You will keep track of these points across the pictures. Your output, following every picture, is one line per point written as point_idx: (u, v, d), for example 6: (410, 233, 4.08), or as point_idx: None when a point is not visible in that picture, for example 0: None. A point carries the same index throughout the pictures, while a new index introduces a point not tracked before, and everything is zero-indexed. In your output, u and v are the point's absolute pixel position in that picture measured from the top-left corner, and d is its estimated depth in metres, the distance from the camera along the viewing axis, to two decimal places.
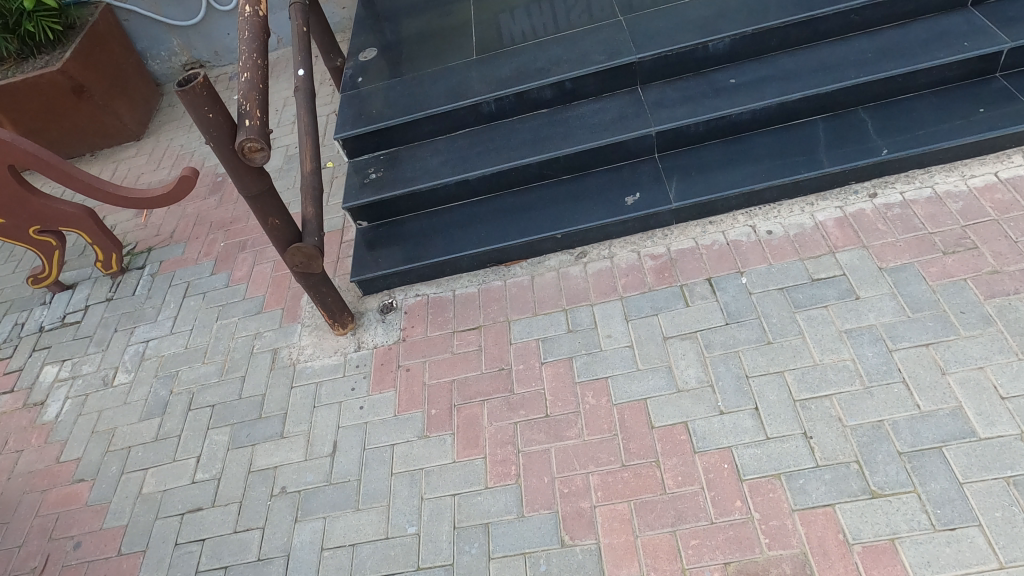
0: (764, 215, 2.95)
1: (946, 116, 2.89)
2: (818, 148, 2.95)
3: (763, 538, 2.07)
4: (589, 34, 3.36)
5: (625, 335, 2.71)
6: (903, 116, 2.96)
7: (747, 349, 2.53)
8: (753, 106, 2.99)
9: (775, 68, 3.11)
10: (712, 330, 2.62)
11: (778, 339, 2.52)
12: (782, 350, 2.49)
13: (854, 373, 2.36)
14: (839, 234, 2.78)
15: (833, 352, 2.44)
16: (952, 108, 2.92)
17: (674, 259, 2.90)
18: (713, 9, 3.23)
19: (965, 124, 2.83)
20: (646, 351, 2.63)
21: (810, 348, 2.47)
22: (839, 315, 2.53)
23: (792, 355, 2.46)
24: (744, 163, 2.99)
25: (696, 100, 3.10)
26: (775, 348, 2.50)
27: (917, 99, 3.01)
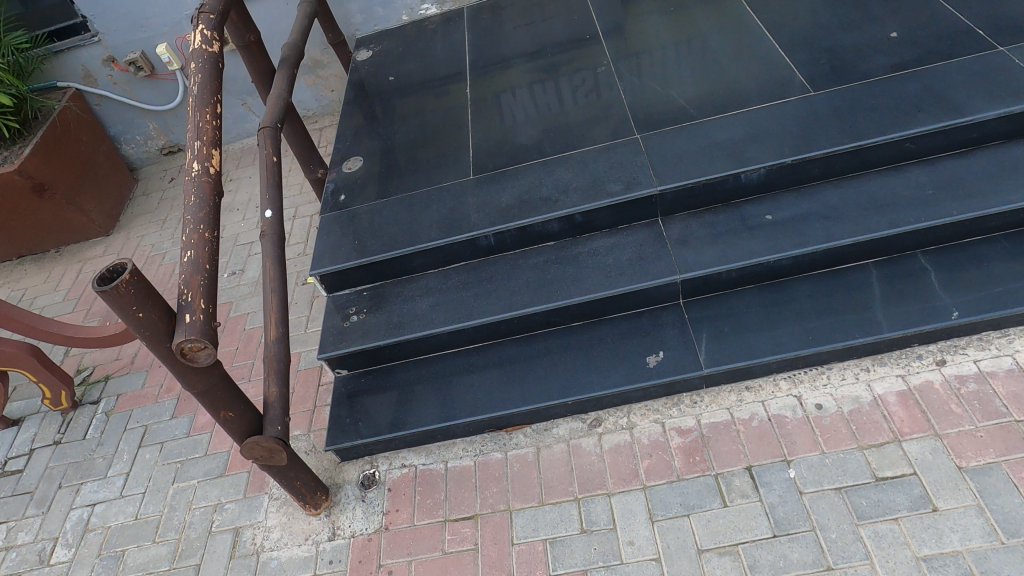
0: (811, 383, 2.51)
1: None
2: (872, 303, 2.52)
3: None
4: (601, 156, 2.95)
5: (650, 544, 2.24)
6: (973, 265, 2.53)
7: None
8: (795, 251, 2.57)
9: (819, 203, 2.69)
10: (756, 544, 2.16)
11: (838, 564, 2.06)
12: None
13: None
14: (905, 417, 2.33)
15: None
16: None
17: (705, 437, 2.46)
18: (744, 130, 2.82)
19: None
20: (676, 569, 2.17)
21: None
22: (913, 534, 2.07)
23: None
24: (786, 320, 2.56)
25: (728, 240, 2.67)
26: None
27: (988, 242, 2.58)
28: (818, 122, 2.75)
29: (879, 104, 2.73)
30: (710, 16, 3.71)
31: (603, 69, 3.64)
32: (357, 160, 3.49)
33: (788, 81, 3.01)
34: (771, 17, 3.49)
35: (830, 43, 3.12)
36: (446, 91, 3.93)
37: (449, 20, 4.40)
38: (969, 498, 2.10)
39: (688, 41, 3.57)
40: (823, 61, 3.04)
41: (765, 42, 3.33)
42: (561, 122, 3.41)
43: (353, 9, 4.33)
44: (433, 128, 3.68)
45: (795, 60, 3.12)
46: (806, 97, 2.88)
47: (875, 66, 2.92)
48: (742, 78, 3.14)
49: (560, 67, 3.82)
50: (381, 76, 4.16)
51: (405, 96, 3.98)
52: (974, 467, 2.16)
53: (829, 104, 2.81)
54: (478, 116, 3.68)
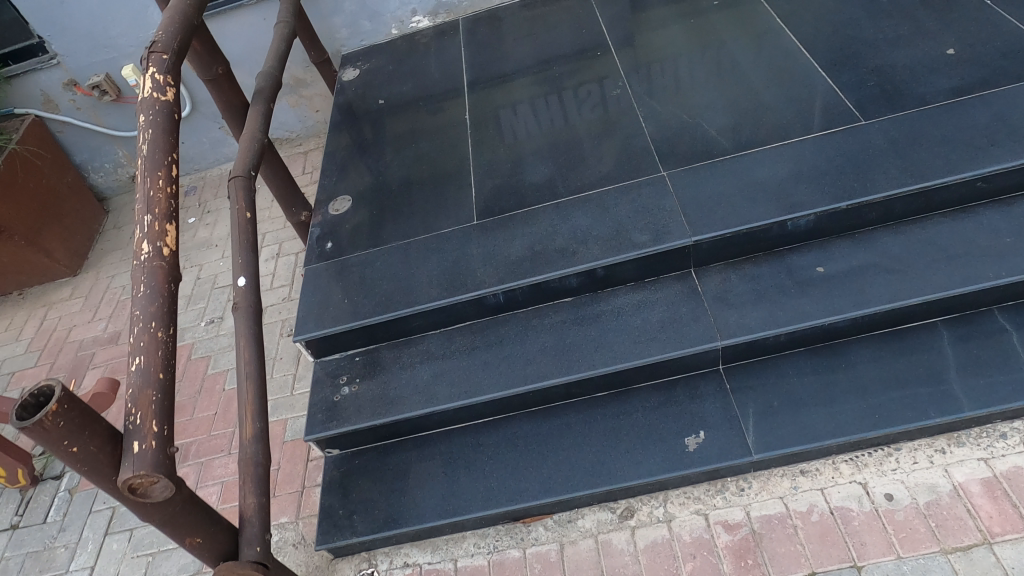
0: (877, 468, 2.17)
1: None
2: (946, 373, 2.19)
3: None
4: (623, 198, 2.59)
5: None
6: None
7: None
8: (855, 313, 2.23)
9: (877, 253, 2.35)
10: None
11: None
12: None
13: None
14: (993, 513, 1.99)
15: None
16: None
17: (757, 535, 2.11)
18: (788, 169, 2.47)
19: None
20: None
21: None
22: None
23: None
24: (845, 393, 2.23)
25: (775, 299, 2.33)
26: None
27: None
28: (874, 159, 2.40)
29: (945, 137, 2.38)
30: (735, 26, 3.30)
31: (618, 88, 3.22)
32: (346, 200, 3.08)
33: (833, 107, 2.65)
34: (806, 29, 3.09)
35: (878, 62, 2.75)
36: (441, 114, 3.52)
37: (443, 34, 3.99)
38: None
39: (713, 56, 3.18)
40: (873, 83, 2.67)
41: (801, 60, 2.94)
42: (572, 148, 2.98)
43: (337, 23, 3.93)
44: (430, 157, 3.25)
45: (840, 82, 2.74)
46: (857, 127, 2.52)
47: (935, 90, 2.55)
48: (780, 103, 2.77)
49: (566, 84, 3.39)
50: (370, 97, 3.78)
51: (396, 120, 3.57)
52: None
53: (884, 137, 2.46)
54: (479, 142, 3.24)
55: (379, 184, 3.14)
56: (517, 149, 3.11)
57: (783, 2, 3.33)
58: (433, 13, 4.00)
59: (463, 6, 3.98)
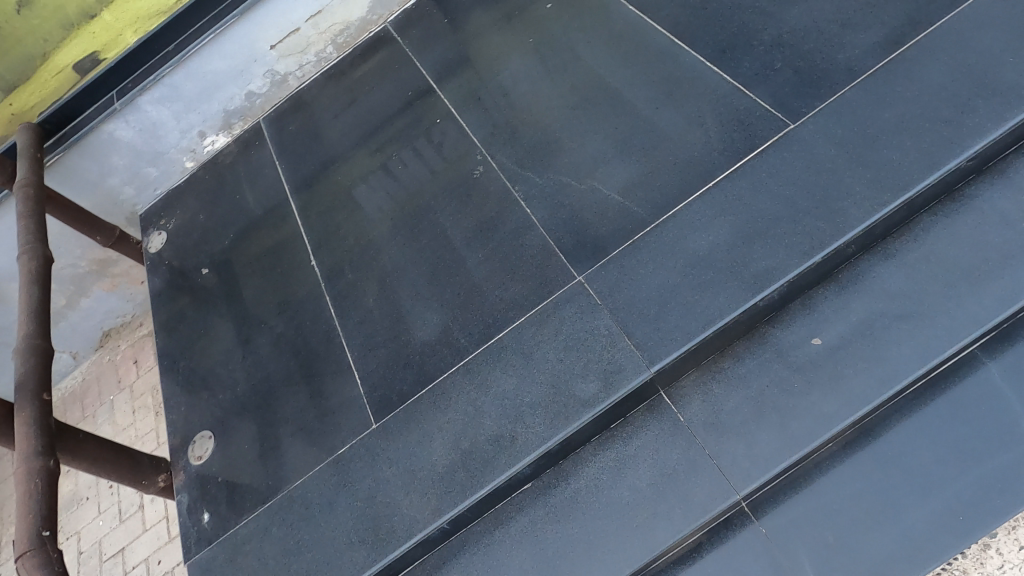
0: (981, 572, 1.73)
1: None
2: (1016, 422, 1.73)
3: None
4: (545, 332, 1.98)
5: None
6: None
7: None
8: (885, 394, 1.74)
9: (877, 297, 1.84)
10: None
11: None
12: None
13: None
14: None
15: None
16: None
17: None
18: (729, 226, 1.91)
19: None
20: None
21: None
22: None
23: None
24: (911, 496, 1.75)
25: (781, 404, 1.81)
26: None
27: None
28: (827, 180, 1.87)
29: (897, 123, 1.88)
30: (582, 25, 2.61)
31: (475, 161, 2.48)
32: (207, 436, 2.38)
33: (748, 115, 2.08)
34: (671, 6, 2.44)
35: (774, 34, 2.18)
36: (273, 261, 2.70)
37: (248, 145, 3.16)
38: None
39: (573, 79, 2.48)
40: (782, 67, 2.12)
41: (683, 57, 2.31)
42: (451, 270, 2.26)
43: (116, 184, 3.10)
44: (285, 337, 2.47)
45: (742, 76, 2.16)
46: (789, 137, 1.98)
47: (860, 52, 2.02)
48: (682, 126, 2.16)
49: (410, 167, 2.62)
50: (189, 258, 2.97)
51: (227, 289, 2.76)
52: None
53: (828, 140, 1.92)
54: (331, 291, 2.46)
55: (242, 397, 2.42)
56: (383, 290, 2.35)
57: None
58: (226, 126, 3.18)
59: (258, 104, 3.16)
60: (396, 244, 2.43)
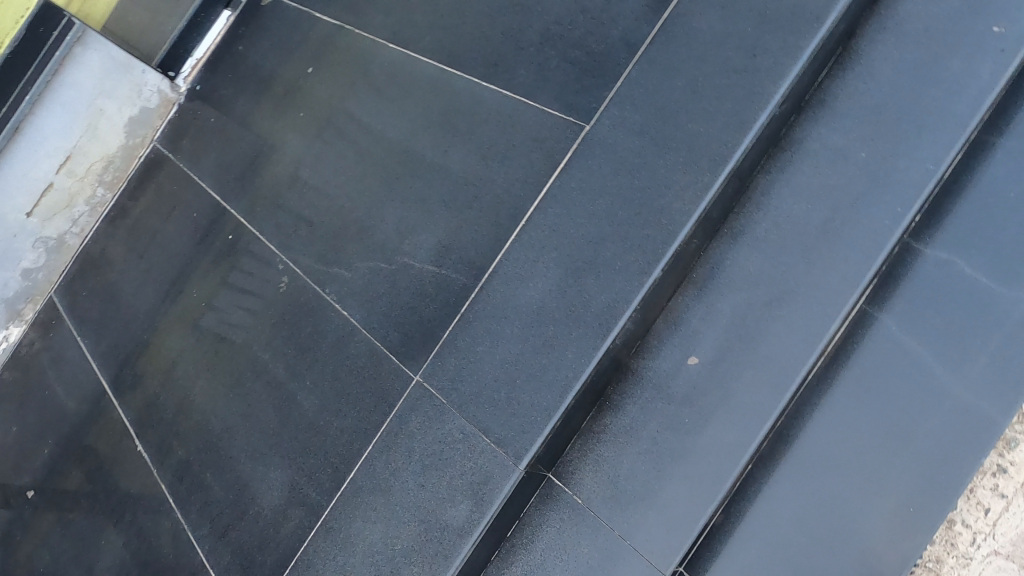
0: (957, 557, 1.48)
1: None
2: (934, 376, 1.50)
3: None
4: (397, 458, 1.65)
5: None
6: (999, 203, 1.53)
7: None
8: (784, 399, 1.48)
9: (740, 288, 1.58)
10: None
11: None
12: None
13: None
14: None
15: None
16: None
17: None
18: (554, 266, 1.63)
19: None
20: None
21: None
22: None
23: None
24: (852, 500, 1.50)
25: (679, 449, 1.52)
26: None
27: (996, 150, 1.55)
28: (642, 178, 1.60)
29: (693, 89, 1.62)
30: (347, 80, 2.28)
31: (278, 272, 2.14)
32: None
33: (540, 131, 1.80)
34: (430, 30, 2.14)
35: (540, 29, 1.91)
36: (101, 456, 2.30)
37: (46, 327, 2.69)
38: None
39: (354, 145, 2.17)
40: (557, 64, 1.85)
41: (457, 84, 2.02)
42: (284, 413, 1.91)
43: None
44: (139, 552, 2.17)
45: (521, 87, 1.89)
46: (588, 141, 1.70)
47: (632, 22, 1.77)
48: (476, 163, 1.87)
49: (214, 298, 2.25)
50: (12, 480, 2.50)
51: (63, 504, 2.34)
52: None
53: (628, 132, 1.66)
54: (166, 477, 2.07)
55: None
56: (220, 459, 1.98)
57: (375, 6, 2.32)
58: (15, 315, 2.70)
59: (42, 279, 2.71)
60: (222, 398, 2.06)
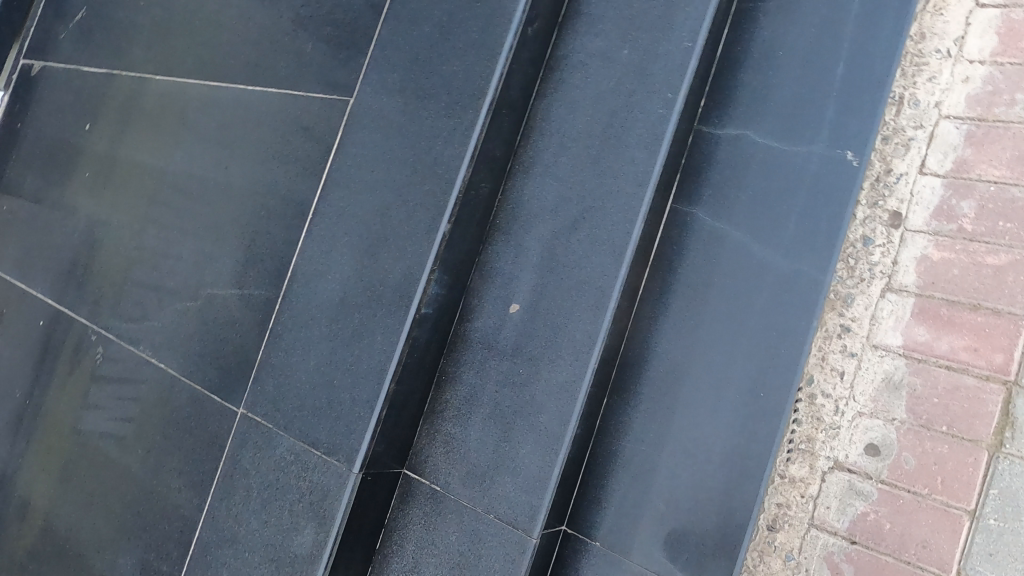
0: (826, 430, 1.41)
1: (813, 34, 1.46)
2: (752, 252, 1.42)
3: None
4: (236, 500, 1.50)
5: None
6: (770, 64, 1.48)
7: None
8: (607, 318, 1.37)
9: (543, 219, 1.49)
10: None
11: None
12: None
13: None
14: (971, 338, 1.33)
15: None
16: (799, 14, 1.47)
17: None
18: (346, 250, 1.50)
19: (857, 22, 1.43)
20: None
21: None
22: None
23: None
24: (706, 402, 1.41)
25: (521, 401, 1.41)
26: None
27: (754, 16, 1.51)
28: (411, 135, 1.49)
29: (441, 31, 1.52)
30: (125, 125, 2.12)
31: (86, 342, 1.93)
32: None
33: (310, 118, 1.68)
34: (191, 49, 2.00)
35: (291, 17, 1.80)
36: None
37: None
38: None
39: (141, 188, 2.00)
40: (314, 46, 1.73)
41: (225, 95, 1.88)
42: (125, 488, 1.74)
43: None
44: None
45: (285, 79, 1.76)
46: (354, 113, 1.59)
47: None
48: (257, 171, 1.74)
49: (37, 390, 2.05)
50: None
51: None
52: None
53: (390, 92, 1.54)
54: None
55: None
56: (72, 559, 1.80)
57: (131, 39, 2.15)
58: None
59: None
60: (61, 495, 1.85)
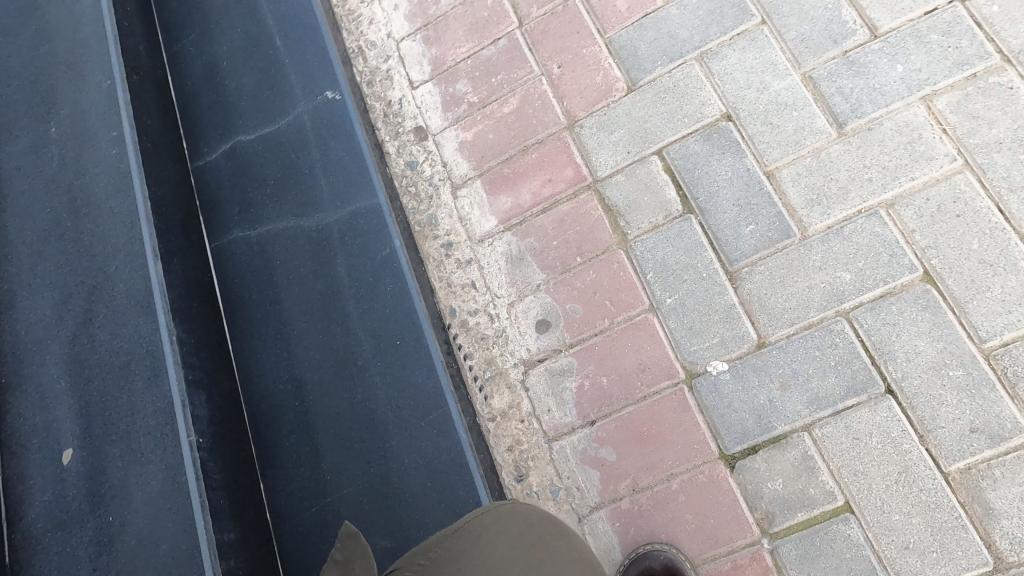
0: (496, 342, 1.21)
1: (243, 39, 1.41)
2: (305, 229, 1.23)
3: None
4: None
5: None
6: (222, 81, 1.39)
7: (962, 317, 0.98)
8: (172, 381, 1.03)
9: (51, 337, 1.11)
10: (929, 419, 0.97)
11: (906, 247, 1.03)
12: (943, 238, 1.02)
13: (926, 141, 1.05)
14: (540, 175, 1.27)
15: (912, 141, 1.06)
16: (224, 33, 1.43)
17: (649, 550, 1.03)
18: None
19: (273, 6, 1.41)
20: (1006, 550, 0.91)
21: (912, 183, 1.05)
22: (796, 146, 1.12)
23: (955, 209, 1.02)
24: (354, 398, 1.12)
25: (131, 559, 0.96)
26: (943, 274, 1.00)
27: (189, 58, 1.44)
28: None
29: None
30: None
31: None
32: None
33: None
34: None
35: None
36: None
37: None
38: (697, 73, 1.21)
39: None
40: None
41: None
42: None
43: None
44: None
45: None
46: None
47: None
48: None
49: None
50: None
51: None
52: (622, 63, 1.26)
53: None
54: None
55: None
56: None
57: None
58: None
59: None
60: None
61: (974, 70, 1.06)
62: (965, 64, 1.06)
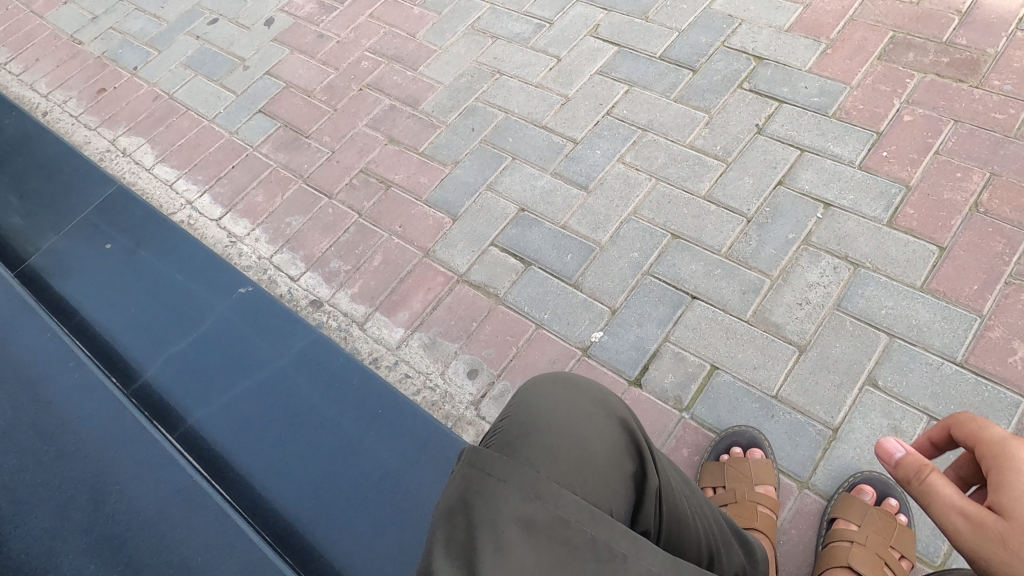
0: (444, 399, 1.54)
1: (145, 300, 1.80)
2: (263, 382, 1.61)
3: (899, 113, 1.72)
4: None
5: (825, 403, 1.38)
6: (139, 332, 1.74)
7: (703, 244, 1.63)
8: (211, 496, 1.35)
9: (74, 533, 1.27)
10: (722, 298, 1.54)
11: (656, 227, 1.69)
12: (669, 214, 1.70)
13: (632, 177, 1.79)
14: (421, 288, 1.73)
15: (625, 179, 1.79)
16: (124, 302, 1.80)
17: (740, 430, 1.38)
18: None
19: (163, 273, 1.84)
20: (803, 340, 1.46)
21: (638, 198, 1.75)
22: (568, 206, 1.78)
23: (665, 199, 1.73)
24: (352, 461, 1.47)
25: None
26: (681, 229, 1.67)
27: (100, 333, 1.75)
28: None
29: None
30: None
31: None
32: None
33: None
34: None
35: None
36: None
37: None
38: (491, 195, 1.85)
39: None
40: None
41: None
42: None
43: None
44: None
45: None
46: None
47: None
48: None
49: None
50: None
51: None
52: (441, 209, 1.86)
53: None
54: None
55: None
56: None
57: None
58: None
59: None
60: None
61: (633, 138, 1.85)
62: (627, 137, 1.86)
